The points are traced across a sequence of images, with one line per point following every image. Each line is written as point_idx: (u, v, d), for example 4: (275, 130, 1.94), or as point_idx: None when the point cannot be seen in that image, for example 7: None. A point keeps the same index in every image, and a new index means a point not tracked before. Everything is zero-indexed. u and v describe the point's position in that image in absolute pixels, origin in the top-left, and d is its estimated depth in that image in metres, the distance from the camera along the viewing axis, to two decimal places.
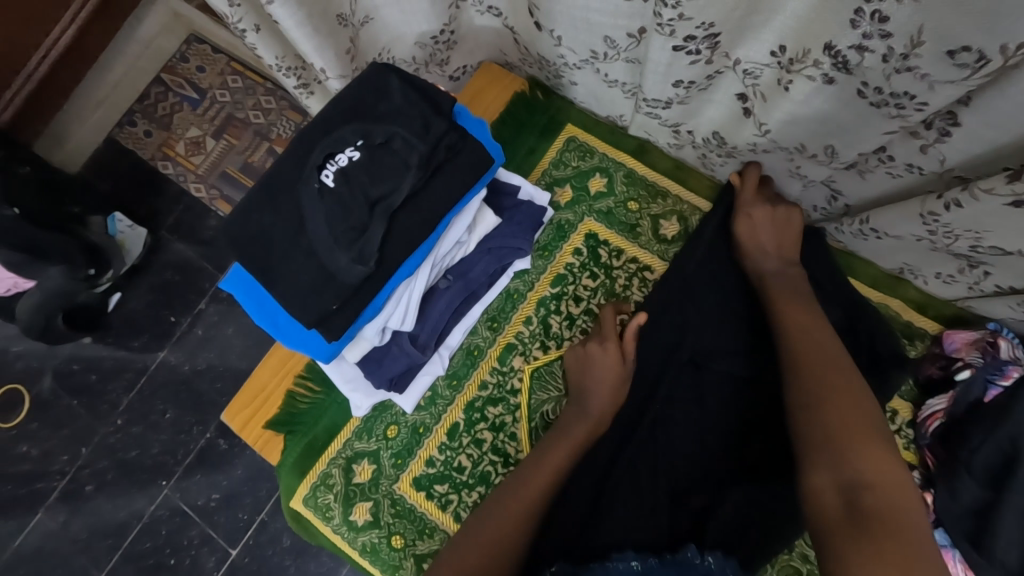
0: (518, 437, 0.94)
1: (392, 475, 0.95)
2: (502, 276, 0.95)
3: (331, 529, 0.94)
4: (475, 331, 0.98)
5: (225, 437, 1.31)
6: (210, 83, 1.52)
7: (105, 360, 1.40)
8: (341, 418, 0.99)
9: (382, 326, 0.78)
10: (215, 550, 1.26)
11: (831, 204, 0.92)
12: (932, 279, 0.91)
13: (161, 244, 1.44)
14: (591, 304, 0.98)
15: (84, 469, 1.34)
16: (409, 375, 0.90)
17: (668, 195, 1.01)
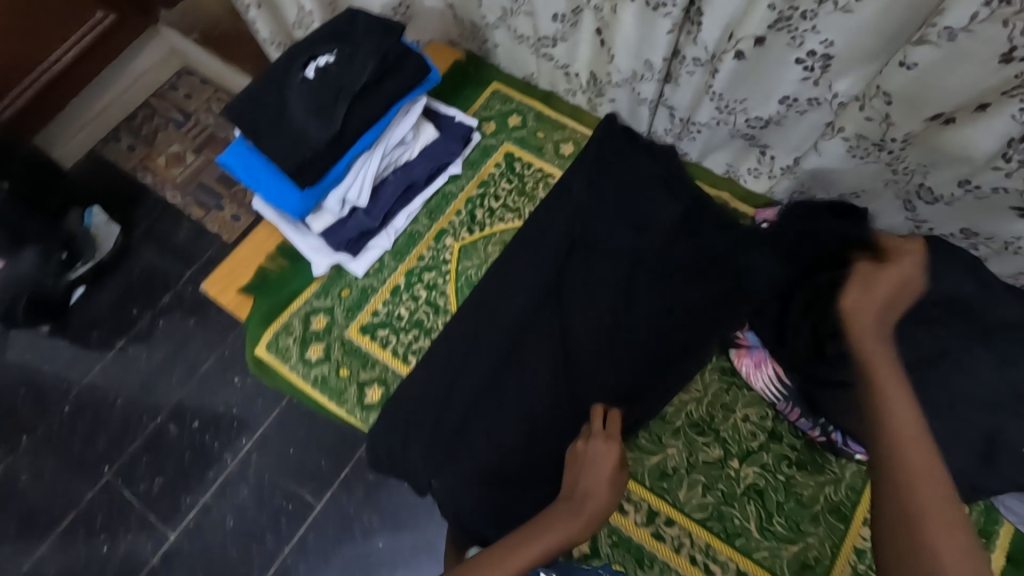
0: (447, 294, 1.02)
1: (343, 323, 1.01)
2: (439, 177, 1.08)
3: (288, 369, 1.00)
4: (415, 219, 1.07)
5: (176, 422, 1.34)
6: (196, 108, 1.70)
7: (60, 353, 1.43)
8: (304, 284, 1.05)
9: (343, 197, 0.95)
10: (153, 536, 1.24)
11: (672, 121, 1.07)
12: (747, 175, 1.07)
13: (132, 244, 1.53)
14: (509, 202, 1.09)
15: (23, 459, 1.33)
16: (361, 241, 1.01)
17: (566, 127, 1.16)
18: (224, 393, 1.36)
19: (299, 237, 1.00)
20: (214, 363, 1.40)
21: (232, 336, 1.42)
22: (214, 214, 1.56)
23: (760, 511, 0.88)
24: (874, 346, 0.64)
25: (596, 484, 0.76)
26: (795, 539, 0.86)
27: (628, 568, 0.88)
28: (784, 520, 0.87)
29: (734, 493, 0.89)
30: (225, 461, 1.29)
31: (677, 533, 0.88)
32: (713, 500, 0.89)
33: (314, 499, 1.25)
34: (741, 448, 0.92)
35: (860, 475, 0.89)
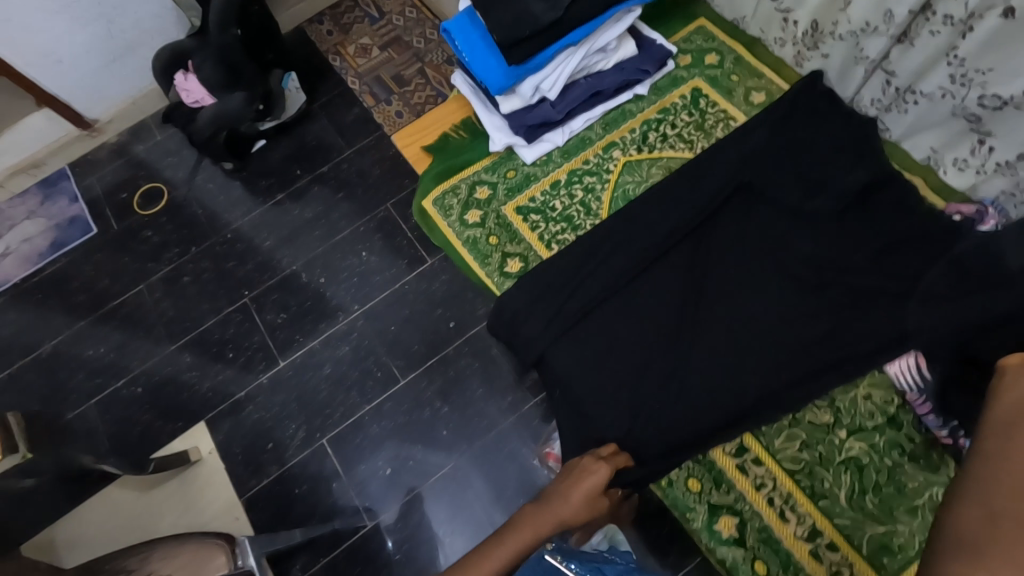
0: (601, 200, 1.12)
1: (502, 199, 1.16)
2: (624, 92, 1.16)
3: (447, 225, 1.19)
4: (591, 127, 1.17)
5: (307, 273, 1.53)
6: (391, 9, 1.83)
7: (233, 189, 1.67)
8: (478, 156, 1.21)
9: (536, 86, 1.05)
10: (267, 357, 1.46)
11: (887, 90, 1.02)
12: (951, 166, 1.00)
13: (310, 114, 1.72)
14: (683, 133, 1.15)
15: (187, 264, 1.59)
16: (540, 130, 1.13)
17: (763, 76, 1.17)
18: (350, 261, 1.53)
19: (487, 114, 1.16)
20: (349, 234, 1.56)
21: (368, 216, 1.58)
22: (381, 107, 1.71)
23: (853, 484, 0.92)
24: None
25: (578, 495, 0.82)
26: (884, 521, 0.89)
27: (705, 487, 1.00)
28: (877, 500, 0.91)
29: (832, 459, 0.94)
30: (337, 318, 1.47)
31: (761, 473, 0.97)
32: (808, 459, 0.95)
33: (400, 374, 1.40)
34: (854, 422, 0.95)
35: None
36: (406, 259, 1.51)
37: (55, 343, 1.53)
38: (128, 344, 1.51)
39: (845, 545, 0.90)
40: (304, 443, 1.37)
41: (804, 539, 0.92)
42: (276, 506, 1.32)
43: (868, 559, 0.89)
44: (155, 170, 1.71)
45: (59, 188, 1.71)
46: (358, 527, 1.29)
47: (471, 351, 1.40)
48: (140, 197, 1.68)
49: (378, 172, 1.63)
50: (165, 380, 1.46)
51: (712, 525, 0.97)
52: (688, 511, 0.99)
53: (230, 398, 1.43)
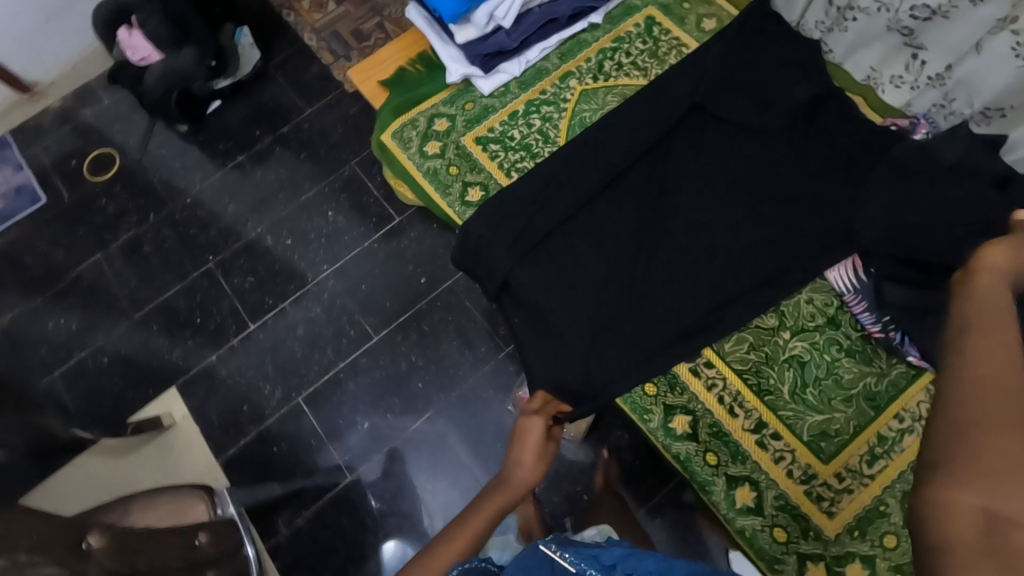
0: (559, 128, 1.11)
1: (461, 130, 1.13)
2: (578, 21, 1.15)
3: (407, 157, 1.16)
4: (547, 57, 1.16)
5: (273, 235, 1.51)
6: None
7: (189, 152, 1.61)
8: (436, 89, 1.16)
9: (490, 14, 1.05)
10: (237, 321, 1.44)
11: (829, 11, 1.05)
12: (888, 85, 1.05)
13: (267, 73, 1.66)
14: (637, 61, 1.14)
15: (148, 231, 1.54)
16: (496, 60, 1.12)
17: (714, 3, 1.16)
18: (317, 222, 1.51)
19: (441, 45, 1.12)
20: (314, 195, 1.54)
21: (333, 176, 1.55)
22: (341, 63, 1.59)
23: (795, 380, 0.98)
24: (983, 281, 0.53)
25: (524, 453, 0.90)
26: (822, 410, 0.96)
27: (661, 390, 1.03)
28: (816, 393, 0.97)
29: (776, 358, 0.99)
30: (306, 279, 1.46)
31: (713, 375, 1.01)
32: (755, 359, 1.00)
33: (374, 331, 1.41)
34: (797, 324, 1.00)
35: (905, 375, 0.96)
36: (375, 218, 1.50)
37: (13, 317, 1.48)
38: (91, 315, 1.48)
39: (789, 435, 0.97)
40: (281, 403, 1.37)
41: (751, 431, 0.98)
42: (257, 465, 1.33)
43: (808, 445, 0.96)
44: (105, 135, 1.64)
45: (2, 158, 1.63)
46: (340, 480, 1.32)
47: (444, 306, 1.41)
48: (91, 164, 1.61)
49: (341, 131, 1.60)
50: (133, 350, 1.44)
51: (667, 423, 1.01)
52: (645, 413, 1.02)
53: (202, 362, 1.42)
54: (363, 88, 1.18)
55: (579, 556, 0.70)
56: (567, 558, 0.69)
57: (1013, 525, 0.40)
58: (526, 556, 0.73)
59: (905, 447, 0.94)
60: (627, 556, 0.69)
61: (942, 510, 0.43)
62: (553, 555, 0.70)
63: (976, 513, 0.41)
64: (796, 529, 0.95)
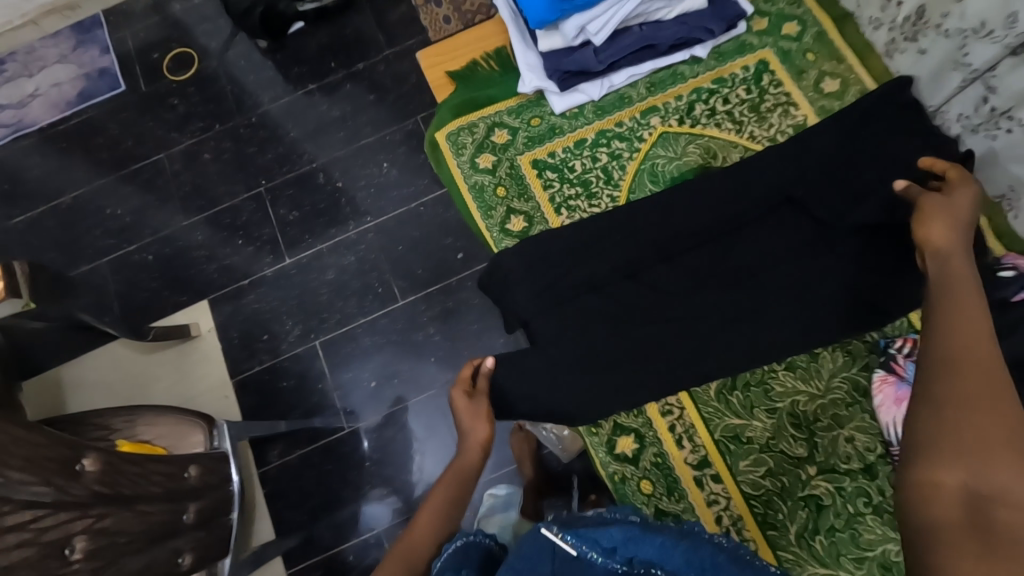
0: (626, 169, 1.03)
1: (520, 149, 1.08)
2: (679, 52, 1.02)
3: (456, 162, 1.12)
4: (633, 84, 1.05)
5: (325, 174, 1.50)
6: None
7: (264, 70, 1.59)
8: (503, 94, 1.09)
9: (580, 28, 0.92)
10: (274, 252, 1.46)
11: (978, 111, 0.87)
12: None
13: (356, 4, 1.60)
14: (734, 110, 1.03)
15: (209, 141, 1.56)
16: (576, 79, 1.00)
17: (844, 61, 1.03)
18: (370, 170, 1.49)
19: (522, 49, 1.02)
20: (373, 142, 1.51)
21: (396, 127, 1.51)
22: (429, 7, 1.49)
23: (807, 522, 0.90)
24: (946, 271, 0.66)
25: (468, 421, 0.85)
26: (827, 564, 0.88)
27: (656, 491, 0.98)
28: (826, 542, 0.89)
29: (792, 494, 0.92)
30: (345, 226, 1.46)
31: (717, 491, 0.96)
32: (768, 487, 0.94)
33: (399, 295, 1.40)
34: (826, 461, 0.91)
35: None
36: (426, 180, 1.46)
37: (76, 195, 1.55)
38: (144, 211, 1.53)
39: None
40: (298, 342, 1.41)
41: None
42: (264, 392, 1.39)
43: None
44: (188, 34, 1.64)
45: (92, 36, 1.66)
46: (337, 429, 1.35)
47: (473, 287, 1.39)
48: (170, 61, 1.62)
49: (414, 82, 1.53)
50: (175, 254, 1.49)
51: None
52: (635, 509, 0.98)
53: (235, 282, 1.45)
54: (427, 74, 1.07)
55: (580, 537, 0.61)
56: (570, 542, 0.61)
57: (989, 501, 0.49)
58: (526, 543, 0.63)
59: None
60: (629, 540, 0.61)
61: (927, 489, 0.52)
62: (556, 538, 0.61)
63: (956, 492, 0.50)
64: None
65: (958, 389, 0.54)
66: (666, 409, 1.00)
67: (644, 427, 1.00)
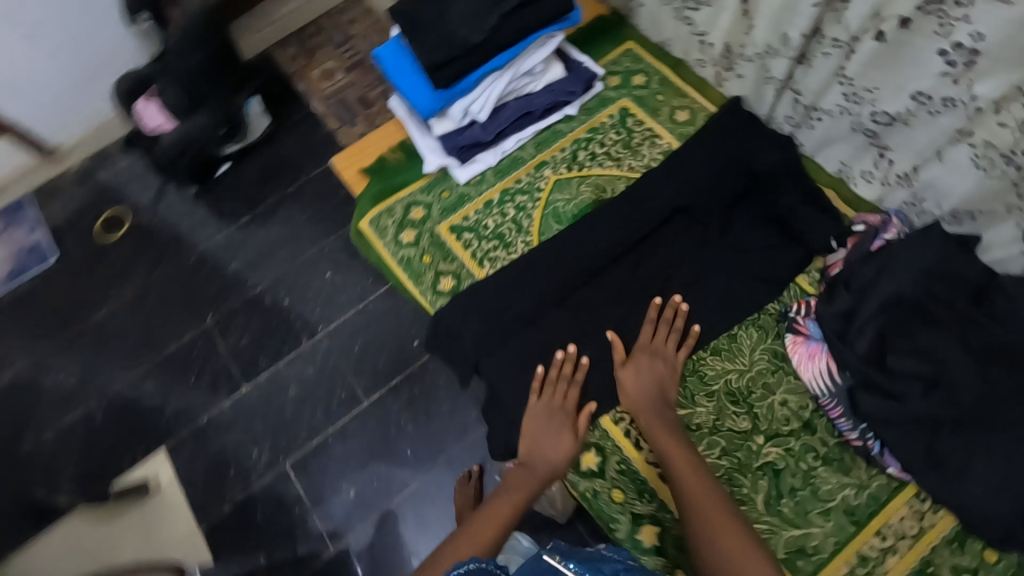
0: (532, 218, 1.09)
1: (437, 219, 1.13)
2: (553, 114, 1.17)
3: (382, 245, 1.15)
4: (523, 146, 1.16)
5: (272, 295, 1.53)
6: (357, 33, 1.83)
7: (198, 212, 1.66)
8: (412, 178, 1.18)
9: (466, 109, 1.09)
10: (230, 382, 1.44)
11: (796, 109, 1.08)
12: (859, 179, 1.06)
13: (277, 137, 1.72)
14: (612, 151, 1.13)
15: (151, 288, 1.57)
16: (472, 150, 1.13)
17: (687, 96, 1.18)
18: (315, 281, 1.53)
19: (420, 136, 1.16)
20: (314, 254, 1.57)
21: (333, 236, 1.58)
22: (347, 128, 1.70)
23: (771, 489, 0.88)
24: (654, 419, 0.88)
25: (552, 449, 0.89)
26: (798, 525, 0.86)
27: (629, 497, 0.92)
28: (792, 504, 0.87)
29: (749, 466, 0.89)
30: (300, 339, 1.46)
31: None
32: (727, 466, 0.90)
33: (364, 395, 1.40)
34: (770, 428, 0.91)
35: (885, 488, 0.86)
36: (371, 278, 1.52)
37: (13, 373, 1.50)
38: (89, 372, 1.49)
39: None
40: (267, 468, 1.35)
41: None
42: (239, 531, 1.30)
43: (783, 562, 0.85)
44: (119, 195, 1.70)
45: (20, 216, 1.69)
46: (321, 551, 1.27)
47: (437, 368, 1.40)
48: (103, 223, 1.67)
49: (344, 193, 1.63)
50: (126, 407, 1.44)
51: (635, 536, 0.90)
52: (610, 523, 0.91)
53: (194, 422, 1.41)
54: (343, 174, 1.19)
55: (581, 566, 0.71)
56: (573, 568, 0.70)
57: None
58: (530, 566, 0.70)
59: (889, 569, 0.84)
60: None
61: None
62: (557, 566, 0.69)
63: None
64: None
65: (715, 525, 0.78)
66: (619, 415, 0.93)
67: (602, 440, 0.93)
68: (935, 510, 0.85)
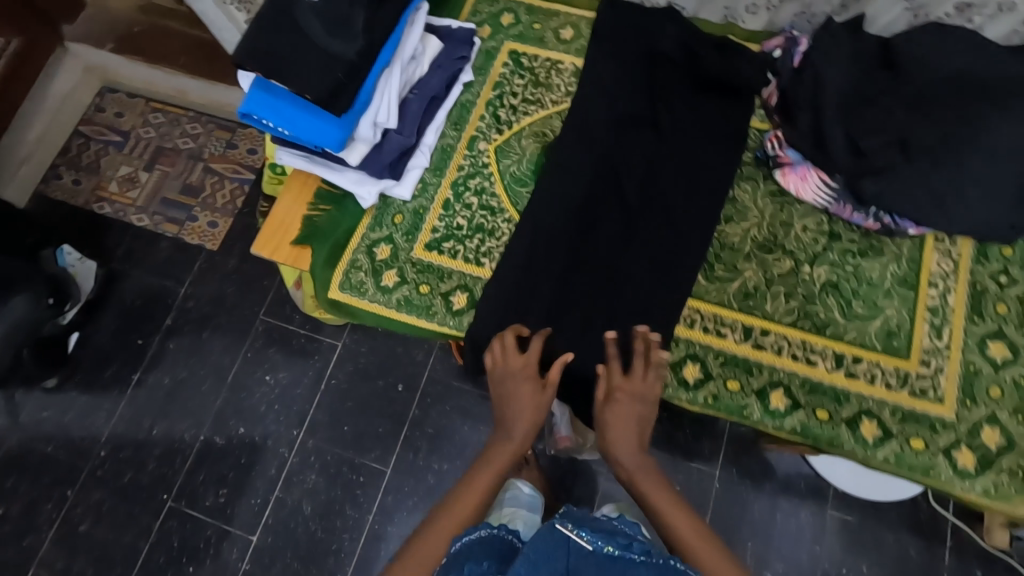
0: (498, 194, 0.96)
1: (406, 245, 0.95)
2: (454, 87, 1.01)
3: (368, 301, 0.93)
4: (443, 134, 1.00)
5: (221, 433, 1.33)
6: (132, 124, 1.57)
7: (75, 401, 1.37)
8: (354, 219, 0.96)
9: (374, 123, 0.89)
10: (236, 542, 1.25)
11: None
12: (745, 14, 1.01)
13: (115, 276, 1.45)
14: (529, 95, 1.02)
15: (74, 511, 1.29)
16: (402, 161, 0.95)
17: (560, 12, 1.06)
18: (259, 393, 1.35)
19: (337, 174, 0.94)
20: (241, 366, 1.38)
21: (249, 338, 1.39)
22: (190, 225, 1.48)
23: (840, 302, 0.88)
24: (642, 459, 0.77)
25: (522, 419, 0.80)
26: (876, 316, 0.87)
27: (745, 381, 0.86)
28: (863, 303, 0.87)
29: (814, 293, 0.88)
30: (282, 456, 1.30)
31: (775, 339, 0.87)
32: (798, 304, 0.88)
33: (382, 464, 1.29)
34: (808, 253, 0.90)
35: (916, 248, 0.89)
36: (316, 355, 1.37)
37: None
38: None
39: (865, 352, 0.85)
40: None
41: (836, 370, 0.85)
42: None
43: (886, 351, 0.85)
44: None
45: None
46: None
47: (436, 397, 1.32)
48: None
49: (231, 292, 1.43)
50: None
51: (768, 408, 0.84)
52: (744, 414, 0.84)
53: None
54: (279, 257, 0.93)
55: (594, 535, 0.64)
56: (585, 537, 0.64)
57: None
58: (538, 537, 0.64)
59: (955, 307, 0.86)
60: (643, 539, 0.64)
61: None
62: (569, 535, 0.64)
63: None
64: (927, 431, 0.81)
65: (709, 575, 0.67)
66: (689, 318, 0.88)
67: (690, 348, 0.87)
68: (955, 241, 0.89)
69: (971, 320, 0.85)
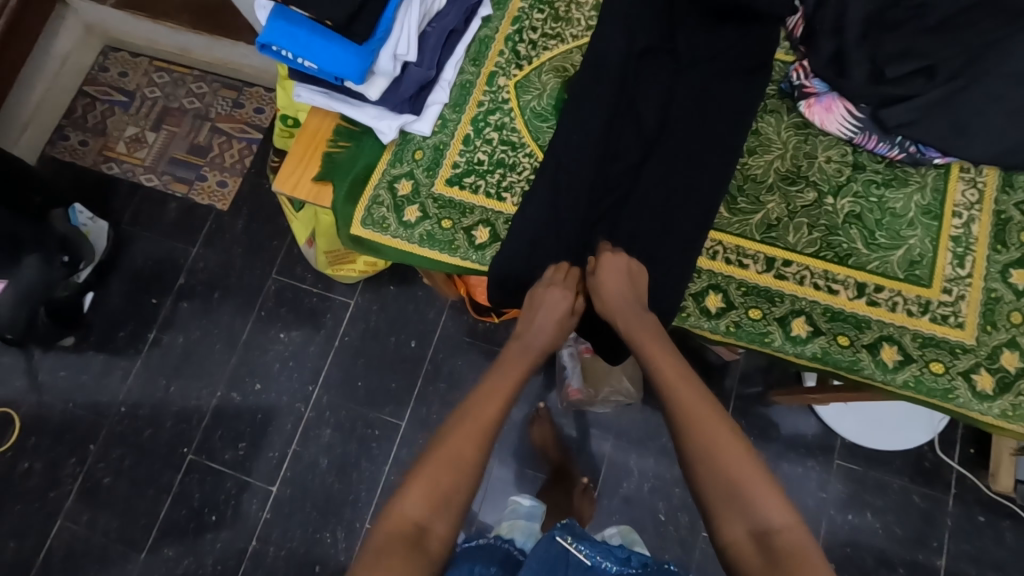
0: (519, 129, 0.96)
1: (428, 181, 0.95)
2: (473, 21, 0.98)
3: (391, 237, 0.94)
4: (462, 70, 0.99)
5: (237, 390, 1.35)
6: (137, 83, 1.55)
7: (92, 361, 1.39)
8: (373, 156, 0.96)
9: (394, 56, 0.86)
10: (255, 493, 1.29)
11: None
12: None
13: (126, 237, 1.46)
14: (548, 30, 1.00)
15: (97, 466, 1.33)
16: (421, 96, 0.94)
17: None
18: (273, 350, 1.37)
19: (356, 110, 0.93)
20: (254, 325, 1.39)
21: (261, 298, 1.41)
22: (199, 186, 1.47)
23: (863, 232, 0.87)
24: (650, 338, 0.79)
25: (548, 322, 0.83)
26: (898, 245, 0.87)
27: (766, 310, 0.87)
28: (886, 234, 0.87)
29: (837, 224, 0.88)
30: (297, 412, 1.33)
31: (796, 270, 0.87)
32: (820, 234, 0.88)
33: (396, 419, 1.31)
34: (832, 184, 0.89)
35: (941, 178, 0.88)
36: (329, 313, 1.38)
37: None
38: None
39: (887, 281, 0.85)
40: (350, 542, 1.25)
41: (858, 298, 0.85)
42: None
43: (907, 280, 0.85)
44: None
45: None
46: None
47: (447, 353, 1.34)
48: None
49: (241, 253, 1.43)
50: None
51: (790, 335, 0.85)
52: (765, 342, 0.85)
53: (245, 553, 1.26)
54: (300, 193, 0.94)
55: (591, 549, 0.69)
56: (583, 551, 0.69)
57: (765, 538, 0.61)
58: (540, 548, 0.68)
59: (978, 238, 0.86)
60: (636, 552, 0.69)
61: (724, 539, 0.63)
62: (568, 548, 0.68)
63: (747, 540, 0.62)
64: (946, 355, 0.82)
65: (711, 438, 0.68)
66: (711, 250, 0.89)
67: (711, 280, 0.88)
68: (980, 170, 0.88)
69: (994, 250, 0.85)
